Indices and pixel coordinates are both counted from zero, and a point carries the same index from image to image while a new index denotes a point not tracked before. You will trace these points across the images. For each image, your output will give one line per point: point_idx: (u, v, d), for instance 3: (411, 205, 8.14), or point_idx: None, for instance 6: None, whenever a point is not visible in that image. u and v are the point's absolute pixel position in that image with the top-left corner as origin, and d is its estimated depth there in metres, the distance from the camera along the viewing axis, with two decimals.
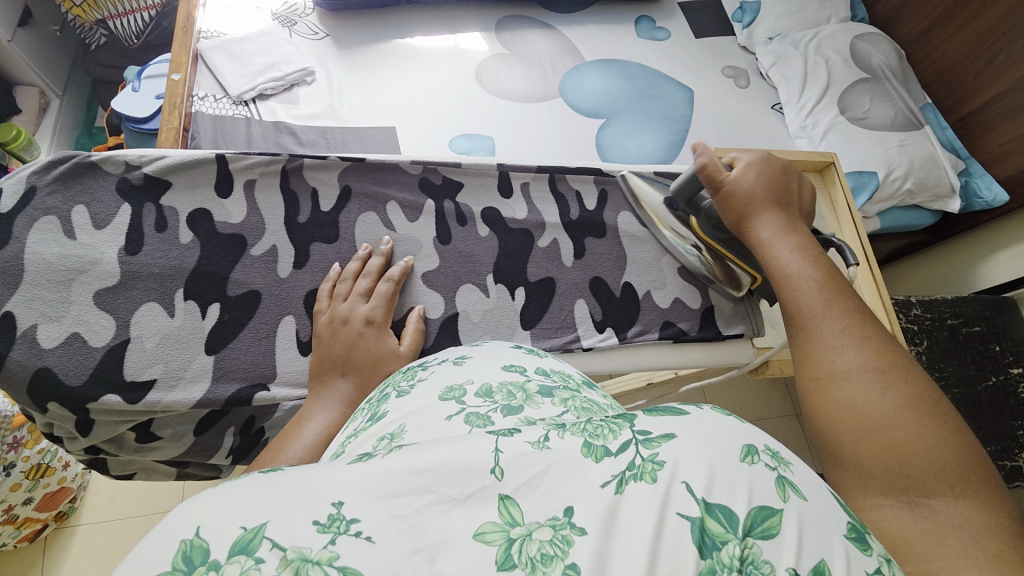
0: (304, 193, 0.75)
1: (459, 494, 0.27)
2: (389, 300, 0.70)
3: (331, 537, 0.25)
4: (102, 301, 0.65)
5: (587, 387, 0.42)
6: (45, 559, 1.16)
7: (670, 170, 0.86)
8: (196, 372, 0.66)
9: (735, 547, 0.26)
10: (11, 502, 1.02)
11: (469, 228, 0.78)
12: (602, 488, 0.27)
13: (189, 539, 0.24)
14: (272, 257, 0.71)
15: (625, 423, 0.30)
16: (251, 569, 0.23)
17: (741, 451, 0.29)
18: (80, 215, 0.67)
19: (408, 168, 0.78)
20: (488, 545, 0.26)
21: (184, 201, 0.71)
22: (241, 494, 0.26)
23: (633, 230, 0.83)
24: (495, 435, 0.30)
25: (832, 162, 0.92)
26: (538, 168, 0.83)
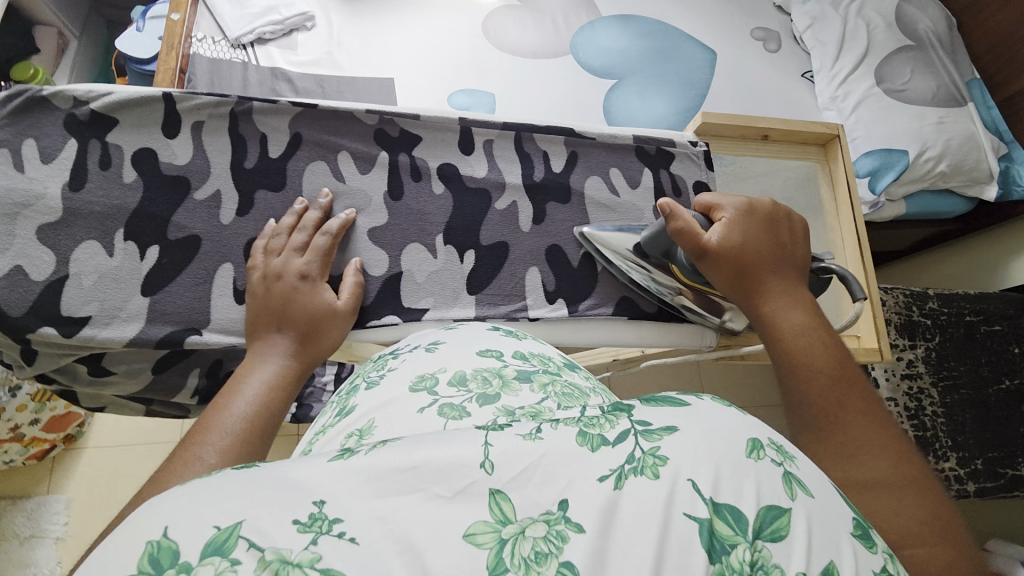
0: (253, 138, 0.68)
1: (447, 491, 0.25)
2: (324, 256, 0.64)
3: (312, 538, 0.22)
4: (44, 237, 0.60)
5: (568, 370, 0.40)
6: (51, 478, 1.21)
7: (649, 136, 0.79)
8: (131, 312, 0.61)
9: (745, 552, 0.24)
10: (18, 421, 1.07)
11: (423, 184, 0.71)
12: (598, 482, 0.26)
13: (156, 540, 0.22)
14: (215, 203, 0.66)
15: (623, 413, 0.29)
16: (224, 573, 0.21)
17: (746, 446, 0.27)
18: (30, 148, 0.62)
19: (363, 118, 0.71)
20: (478, 547, 0.23)
21: (130, 139, 0.65)
22: (211, 491, 0.24)
23: (601, 198, 0.76)
24: (485, 430, 0.28)
25: (838, 135, 0.82)
26: (503, 125, 0.75)
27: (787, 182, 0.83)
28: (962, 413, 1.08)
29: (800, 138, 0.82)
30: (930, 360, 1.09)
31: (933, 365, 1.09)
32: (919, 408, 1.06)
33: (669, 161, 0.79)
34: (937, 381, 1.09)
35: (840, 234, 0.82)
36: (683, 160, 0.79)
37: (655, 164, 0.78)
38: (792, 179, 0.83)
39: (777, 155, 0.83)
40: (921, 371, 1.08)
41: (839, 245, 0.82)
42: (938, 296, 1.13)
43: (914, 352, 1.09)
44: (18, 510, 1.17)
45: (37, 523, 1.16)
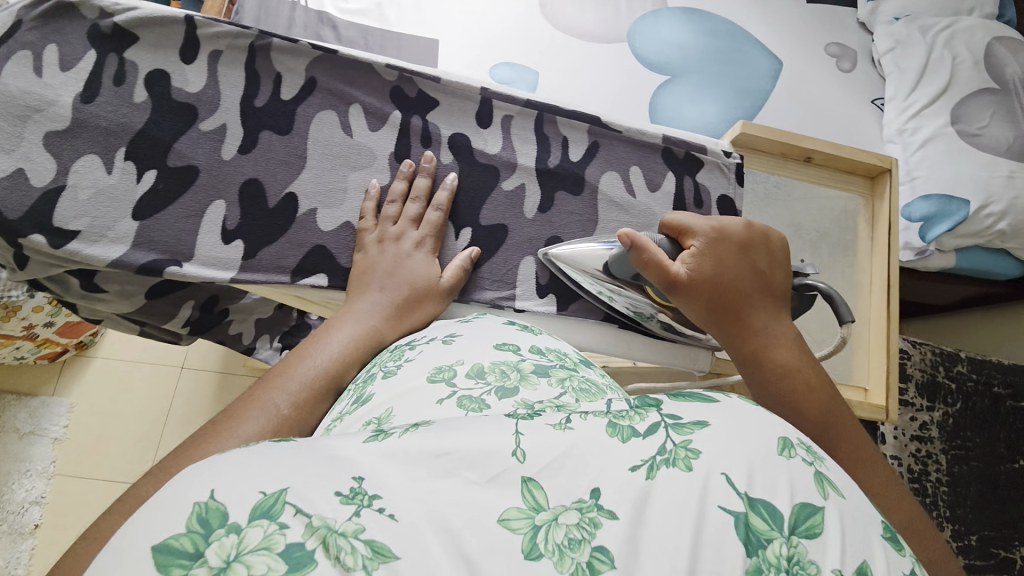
0: (267, 76, 0.64)
1: (480, 478, 0.25)
2: (437, 232, 0.65)
3: (356, 509, 0.23)
4: (50, 144, 0.56)
5: (584, 366, 0.40)
6: (60, 377, 1.26)
7: (680, 138, 0.75)
8: (119, 233, 0.58)
9: (781, 546, 0.25)
10: (32, 321, 1.06)
11: (431, 151, 0.67)
12: (632, 471, 0.26)
13: (202, 502, 0.22)
14: (220, 136, 0.62)
15: (652, 405, 0.30)
16: (274, 534, 0.21)
17: (777, 444, 0.28)
18: (51, 55, 0.57)
19: (382, 71, 0.67)
20: (513, 532, 0.24)
21: (146, 59, 0.60)
22: (251, 458, 0.24)
23: (615, 194, 0.72)
24: (515, 418, 0.29)
25: (889, 169, 0.81)
26: (526, 103, 0.71)
27: (818, 208, 0.83)
28: (965, 485, 1.09)
29: (847, 166, 0.82)
30: (944, 427, 1.10)
31: (946, 432, 1.10)
32: (923, 472, 1.07)
33: (696, 169, 0.75)
34: (947, 450, 1.09)
35: (869, 276, 0.81)
36: (712, 171, 0.76)
37: (680, 170, 0.74)
38: (822, 206, 0.83)
39: (818, 181, 0.83)
40: (932, 436, 1.09)
41: (867, 288, 0.81)
42: (969, 360, 1.15)
43: (930, 415, 1.10)
44: (21, 406, 1.23)
45: (37, 421, 1.22)
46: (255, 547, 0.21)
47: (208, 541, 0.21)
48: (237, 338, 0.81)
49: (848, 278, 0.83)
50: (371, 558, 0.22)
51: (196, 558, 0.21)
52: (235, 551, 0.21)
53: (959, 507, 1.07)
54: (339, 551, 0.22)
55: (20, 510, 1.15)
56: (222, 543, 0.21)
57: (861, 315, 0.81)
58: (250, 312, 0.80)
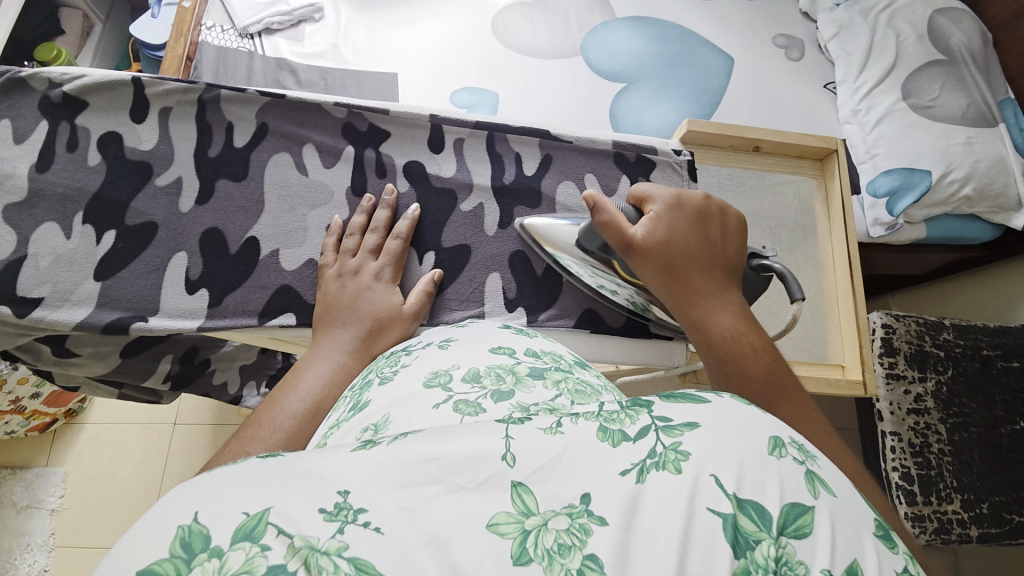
0: (219, 126, 0.66)
1: (469, 483, 0.26)
2: (397, 260, 0.66)
3: (339, 526, 0.23)
4: (9, 217, 0.58)
5: (579, 368, 0.40)
6: (52, 450, 1.24)
7: (630, 142, 0.77)
8: (81, 296, 0.59)
9: (769, 547, 0.24)
10: (19, 394, 1.05)
11: (386, 181, 0.69)
12: (621, 476, 0.26)
13: (187, 524, 0.23)
14: (176, 189, 0.63)
15: (643, 408, 0.29)
16: (256, 557, 0.22)
17: (768, 444, 0.27)
18: (4, 129, 0.60)
19: (331, 110, 0.69)
20: (502, 537, 0.24)
21: (98, 123, 0.63)
22: (241, 478, 0.25)
23: (571, 202, 0.74)
24: (505, 424, 0.28)
25: (834, 150, 0.83)
26: (475, 124, 0.73)
27: (771, 193, 0.86)
28: (969, 452, 1.09)
29: (795, 151, 0.84)
30: (939, 396, 1.11)
31: (942, 402, 1.10)
32: (925, 445, 1.08)
33: (649, 169, 0.77)
34: (944, 419, 1.10)
35: (831, 256, 0.84)
36: (665, 169, 0.77)
37: (633, 172, 0.76)
38: (777, 191, 0.86)
39: (770, 168, 0.85)
40: (928, 407, 1.09)
41: (830, 267, 0.84)
42: (954, 327, 1.16)
43: (922, 386, 1.10)
44: (17, 480, 1.21)
45: (34, 494, 1.20)
46: (236, 570, 0.21)
47: (190, 567, 0.21)
48: (223, 387, 0.83)
49: (813, 260, 0.85)
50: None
51: None
52: (218, 574, 0.21)
53: (966, 477, 1.08)
54: (321, 570, 0.22)
55: None
56: (205, 568, 0.21)
57: (829, 294, 0.83)
58: (232, 359, 0.82)
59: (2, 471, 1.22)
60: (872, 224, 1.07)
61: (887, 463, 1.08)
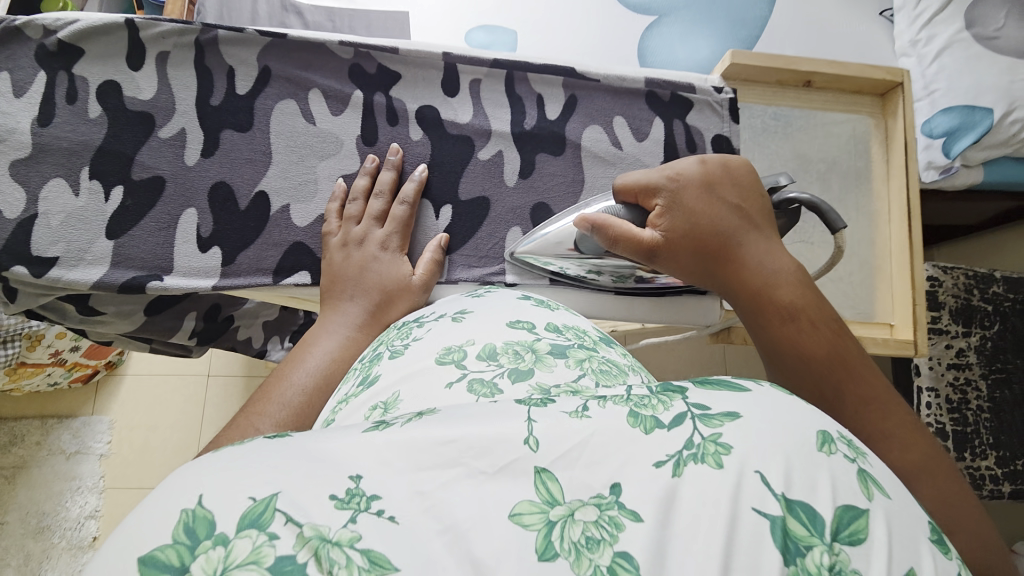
0: (219, 71, 0.61)
1: (489, 468, 0.24)
2: (404, 227, 0.62)
3: (351, 514, 0.22)
4: (17, 174, 0.57)
5: (604, 345, 0.37)
6: (97, 399, 1.30)
7: (664, 79, 0.70)
8: (96, 255, 0.58)
9: (822, 555, 0.22)
10: (58, 348, 1.09)
11: (399, 128, 0.64)
12: (656, 468, 0.23)
13: (191, 508, 0.21)
14: (181, 141, 0.60)
15: (677, 393, 0.26)
16: (263, 547, 0.20)
17: (817, 439, 0.24)
18: (3, 82, 0.57)
19: (337, 50, 0.63)
20: (525, 529, 0.22)
21: (96, 72, 0.59)
22: (249, 459, 0.23)
23: (600, 149, 0.68)
24: (527, 406, 0.26)
25: (901, 83, 0.74)
26: (493, 62, 0.67)
27: (824, 135, 0.78)
28: (1007, 409, 1.05)
29: (854, 86, 0.76)
30: (982, 351, 1.05)
31: (983, 359, 1.05)
32: (963, 401, 1.03)
33: (685, 111, 0.70)
34: (987, 375, 1.05)
35: (887, 205, 0.77)
36: (703, 109, 0.70)
37: (667, 113, 0.70)
38: (828, 132, 0.78)
39: (822, 106, 0.77)
40: (970, 362, 1.04)
41: (884, 219, 0.78)
42: (1005, 279, 1.08)
43: (966, 340, 1.04)
44: (65, 428, 1.28)
45: (81, 441, 1.27)
46: (243, 560, 0.20)
47: (193, 554, 0.20)
48: (248, 342, 0.83)
49: (863, 208, 0.79)
50: (368, 569, 0.20)
51: (181, 570, 0.20)
52: (222, 565, 0.20)
53: (1003, 434, 1.04)
54: (332, 564, 0.20)
55: (77, 525, 1.22)
56: (209, 556, 0.20)
57: (880, 247, 0.78)
58: (255, 316, 0.82)
59: (49, 420, 1.28)
60: (925, 167, 0.98)
61: (921, 418, 1.04)
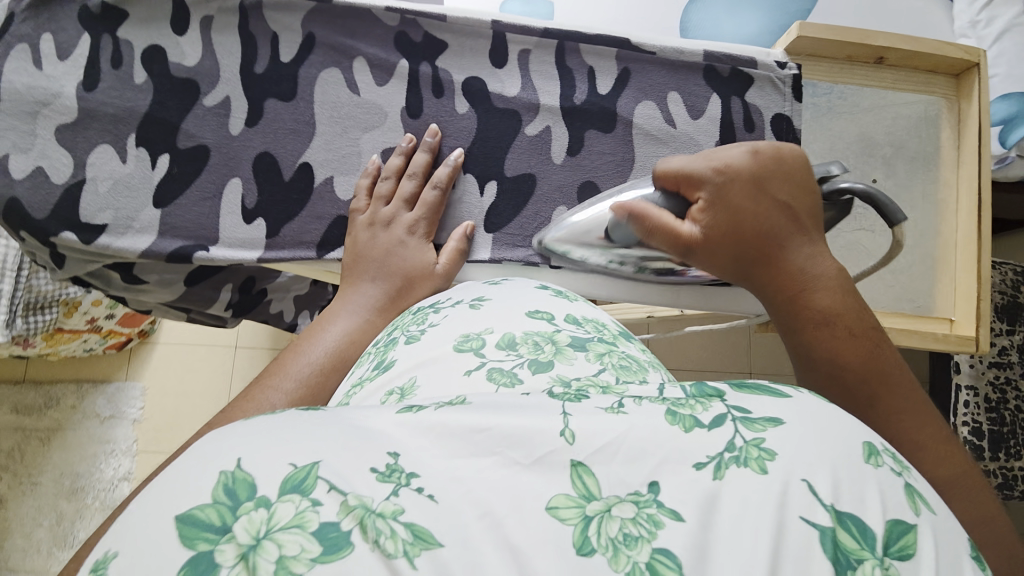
0: (263, 38, 0.62)
1: (525, 459, 0.23)
2: (432, 213, 0.62)
3: (393, 488, 0.22)
4: (64, 139, 0.59)
5: (624, 339, 0.36)
6: (130, 364, 1.36)
7: (724, 53, 0.68)
8: (143, 223, 0.59)
9: (874, 569, 0.21)
10: (94, 315, 1.13)
11: (445, 101, 0.64)
12: (696, 470, 0.23)
13: (230, 471, 0.21)
14: (225, 110, 0.61)
15: (715, 397, 0.26)
16: (307, 512, 0.20)
17: (863, 451, 0.24)
18: (47, 44, 0.59)
19: (382, 16, 0.63)
20: (563, 523, 0.22)
21: (140, 35, 0.60)
22: (287, 428, 0.23)
23: (652, 127, 0.66)
24: (561, 400, 0.26)
25: (977, 63, 0.71)
26: (543, 32, 0.66)
27: (898, 120, 0.75)
28: None
29: (928, 65, 0.72)
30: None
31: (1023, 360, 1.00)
32: (1000, 401, 0.99)
33: (745, 87, 0.68)
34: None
35: (954, 194, 0.74)
36: (763, 86, 0.69)
37: (727, 90, 0.68)
38: (901, 115, 0.74)
39: (893, 85, 0.73)
40: (1012, 361, 1.00)
41: (952, 206, 0.74)
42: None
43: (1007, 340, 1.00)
44: (99, 393, 1.33)
45: (116, 406, 1.32)
46: (287, 524, 0.20)
47: (236, 515, 0.20)
48: (279, 316, 0.86)
49: (929, 195, 0.75)
50: (412, 542, 0.20)
51: (223, 532, 0.20)
52: (265, 527, 0.20)
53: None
54: (378, 534, 0.20)
55: (112, 486, 1.28)
56: (251, 518, 0.20)
57: (945, 238, 0.74)
58: (287, 289, 0.84)
59: (85, 384, 1.34)
60: None
61: (957, 417, 1.00)
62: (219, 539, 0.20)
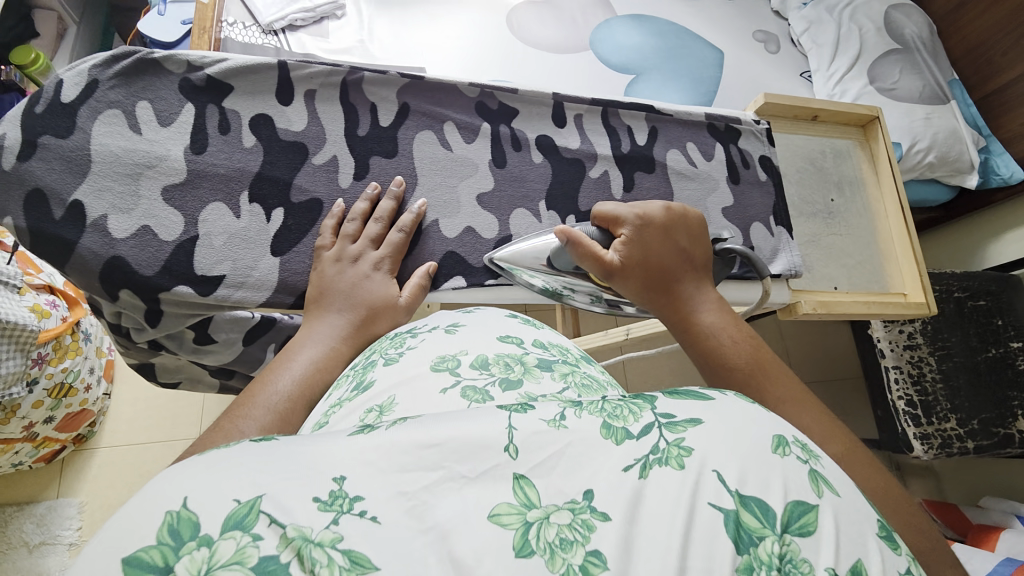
0: (363, 107, 0.65)
1: (470, 472, 0.25)
2: (398, 253, 0.61)
3: (334, 517, 0.22)
4: (171, 198, 0.57)
5: (586, 363, 0.39)
6: (62, 479, 1.18)
7: (719, 113, 0.78)
8: (262, 273, 0.58)
9: (773, 544, 0.23)
10: (33, 419, 1.00)
11: (523, 154, 0.69)
12: (624, 472, 0.25)
13: (175, 510, 0.22)
14: (333, 167, 0.62)
15: (646, 404, 0.28)
16: (247, 547, 0.21)
17: (771, 442, 0.26)
18: (145, 111, 0.57)
19: (465, 90, 0.68)
20: (504, 528, 0.23)
21: (247, 105, 0.61)
22: (246, 459, 0.24)
23: (682, 168, 0.73)
24: (508, 411, 0.28)
25: (877, 116, 0.86)
26: (592, 99, 0.73)
27: (838, 156, 0.86)
28: (955, 378, 1.04)
29: (844, 119, 0.86)
30: (927, 332, 1.04)
31: (930, 336, 1.04)
32: (920, 375, 1.03)
33: (736, 137, 0.78)
34: (934, 350, 1.04)
35: (883, 203, 0.86)
36: (750, 137, 0.79)
37: (725, 139, 0.77)
38: (838, 153, 0.87)
39: (825, 134, 0.87)
40: (920, 342, 1.04)
41: (881, 211, 0.86)
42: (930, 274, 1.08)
43: (914, 322, 1.04)
44: (26, 517, 1.13)
45: (47, 530, 1.12)
46: (226, 560, 0.20)
47: (178, 555, 0.20)
48: None
49: (867, 209, 0.86)
50: (349, 568, 0.21)
51: (165, 571, 0.20)
52: (206, 565, 0.20)
53: (958, 398, 1.03)
54: (314, 563, 0.21)
55: None
56: (193, 556, 0.20)
57: (881, 231, 0.85)
58: None
59: (7, 508, 1.14)
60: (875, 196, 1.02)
61: (890, 394, 1.04)
62: None
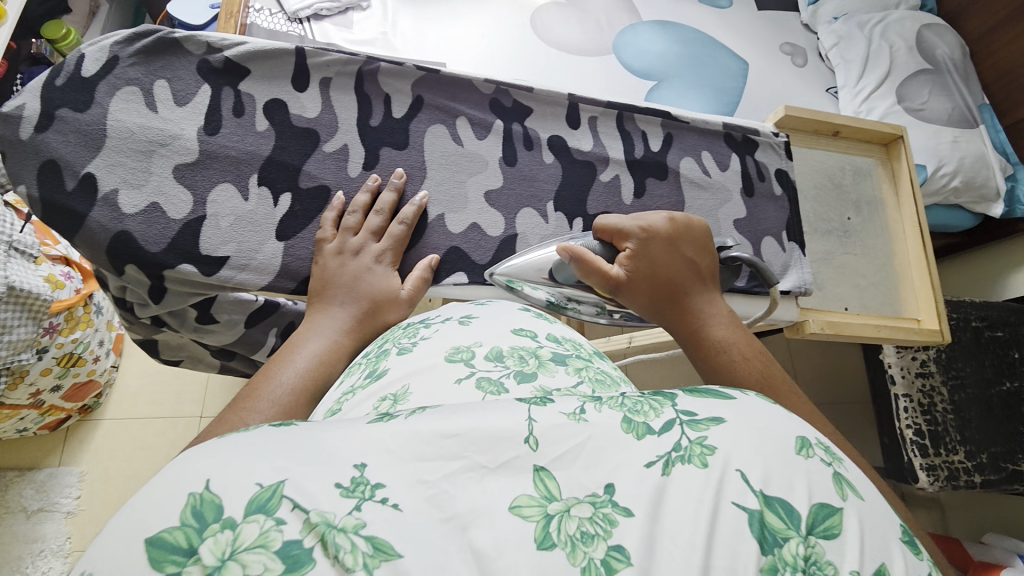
0: (377, 98, 0.64)
1: (491, 463, 0.25)
2: (399, 245, 0.60)
3: (356, 503, 0.22)
4: (181, 176, 0.56)
5: (600, 358, 0.39)
6: (65, 448, 1.17)
7: (737, 123, 0.78)
8: (266, 256, 0.58)
9: (797, 545, 0.23)
10: (40, 387, 0.99)
11: (534, 153, 0.69)
12: (646, 468, 0.25)
13: (198, 493, 0.22)
14: (343, 156, 0.62)
15: (666, 401, 0.28)
16: (271, 531, 0.21)
17: (794, 443, 0.26)
18: (162, 90, 0.57)
19: (480, 86, 0.68)
20: (525, 520, 0.23)
21: (262, 89, 0.60)
22: (268, 444, 0.24)
23: (694, 177, 0.73)
24: (528, 404, 0.27)
25: (901, 136, 0.86)
26: (607, 103, 0.73)
27: (857, 175, 0.87)
28: (967, 410, 1.04)
29: (867, 136, 0.87)
30: (941, 361, 1.04)
31: (943, 365, 1.04)
32: (931, 404, 1.02)
33: (753, 149, 0.78)
34: (947, 380, 1.04)
35: (902, 226, 0.87)
36: (766, 150, 0.79)
37: (741, 151, 0.77)
38: (859, 172, 0.87)
39: (847, 151, 0.87)
40: (933, 370, 1.03)
41: (900, 235, 0.87)
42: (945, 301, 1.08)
43: (928, 351, 1.03)
44: (27, 482, 1.12)
45: (47, 496, 1.11)
46: (250, 544, 0.20)
47: (202, 537, 0.20)
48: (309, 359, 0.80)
49: (885, 230, 0.87)
50: (372, 554, 0.21)
51: (190, 555, 0.20)
52: (230, 548, 0.20)
53: (968, 431, 1.02)
54: (338, 549, 0.21)
55: None
56: (217, 540, 0.20)
57: (900, 257, 0.86)
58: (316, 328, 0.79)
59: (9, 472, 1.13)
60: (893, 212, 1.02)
61: (900, 422, 1.03)
62: (187, 562, 0.20)
